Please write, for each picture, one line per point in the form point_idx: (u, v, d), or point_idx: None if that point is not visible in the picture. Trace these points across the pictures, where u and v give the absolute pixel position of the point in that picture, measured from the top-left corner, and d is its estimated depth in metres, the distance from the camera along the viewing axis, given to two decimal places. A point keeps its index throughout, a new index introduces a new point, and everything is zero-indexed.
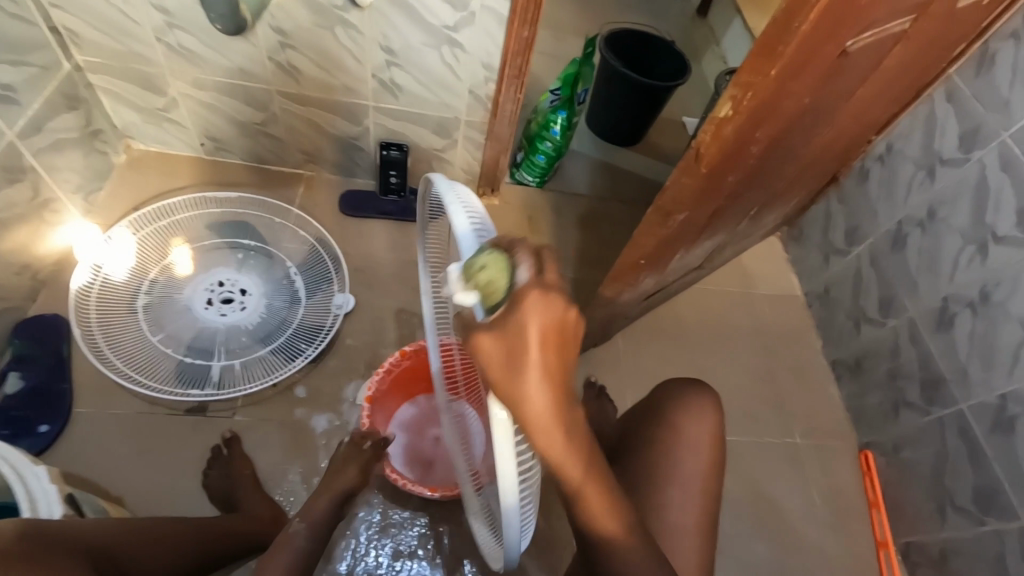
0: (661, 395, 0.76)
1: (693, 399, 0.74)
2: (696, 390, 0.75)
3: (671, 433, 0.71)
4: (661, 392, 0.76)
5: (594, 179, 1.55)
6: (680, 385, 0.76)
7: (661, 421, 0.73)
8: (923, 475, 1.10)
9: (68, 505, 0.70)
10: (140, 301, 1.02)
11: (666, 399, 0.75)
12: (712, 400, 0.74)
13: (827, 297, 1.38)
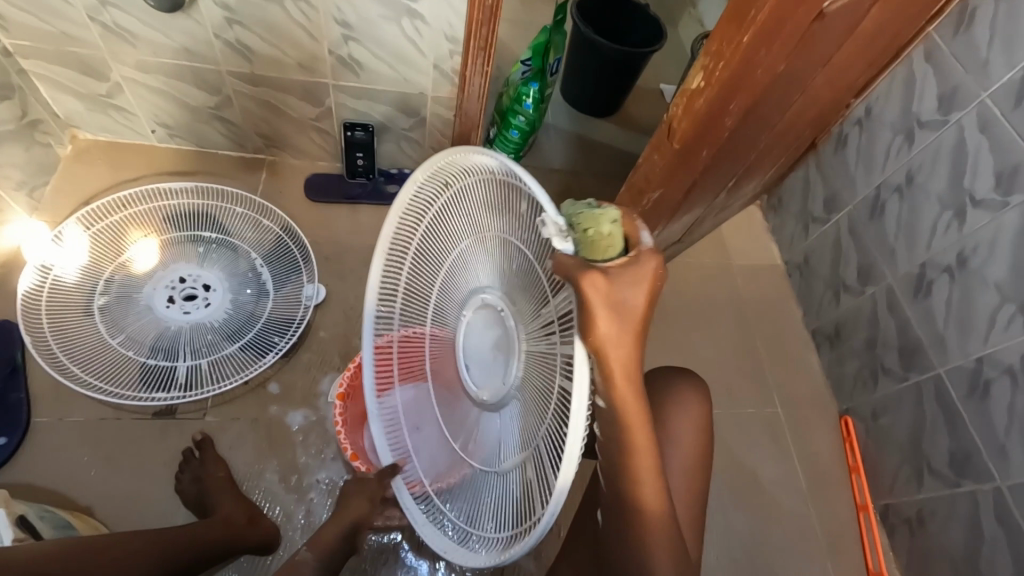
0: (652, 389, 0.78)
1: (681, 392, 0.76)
2: (683, 381, 0.78)
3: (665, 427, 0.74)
4: (649, 384, 0.79)
5: (570, 153, 1.50)
6: (666, 378, 0.78)
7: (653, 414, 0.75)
8: (900, 440, 1.11)
9: (18, 528, 0.67)
10: (96, 303, 0.97)
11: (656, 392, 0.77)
12: (698, 390, 0.77)
13: (806, 266, 1.37)
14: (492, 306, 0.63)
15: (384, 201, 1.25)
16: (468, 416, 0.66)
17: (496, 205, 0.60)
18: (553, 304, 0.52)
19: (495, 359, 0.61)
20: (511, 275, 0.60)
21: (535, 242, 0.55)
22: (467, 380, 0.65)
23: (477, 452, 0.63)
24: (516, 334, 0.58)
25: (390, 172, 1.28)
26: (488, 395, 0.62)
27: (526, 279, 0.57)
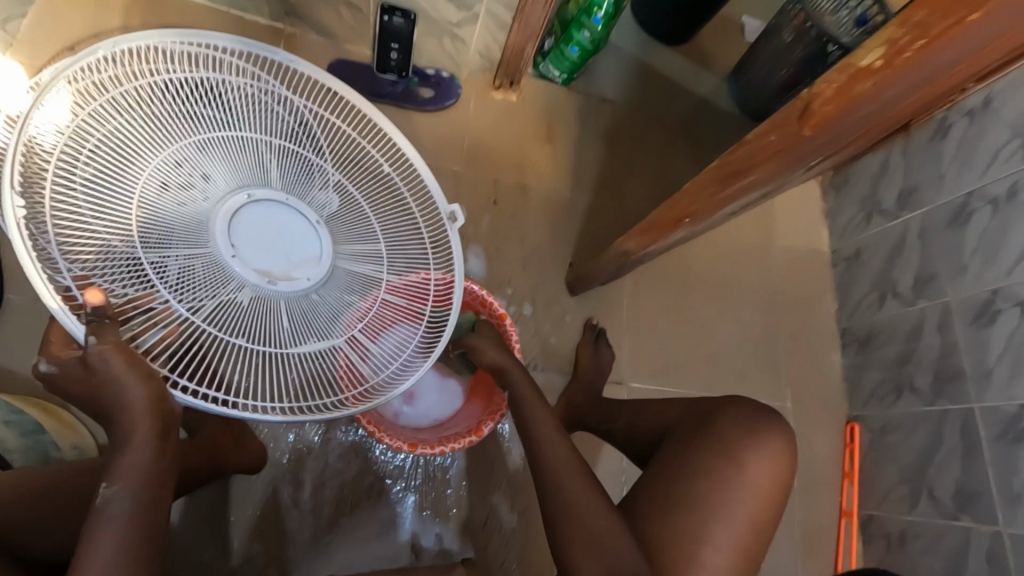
0: (728, 423, 0.74)
1: (760, 439, 0.73)
2: (767, 419, 0.76)
3: (736, 469, 0.70)
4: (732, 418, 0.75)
5: (628, 84, 1.32)
6: (751, 408, 0.77)
7: (724, 451, 0.72)
8: (905, 460, 1.08)
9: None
10: None
11: (733, 429, 0.74)
12: (779, 437, 0.75)
13: (854, 260, 1.26)
14: (295, 220, 0.72)
15: (416, 106, 1.13)
16: (211, 288, 0.66)
17: (348, 154, 0.72)
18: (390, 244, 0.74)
19: (298, 261, 0.71)
20: (339, 207, 0.73)
21: (393, 203, 0.73)
22: (241, 259, 0.68)
23: (236, 325, 0.66)
24: (311, 236, 0.72)
25: (425, 72, 1.14)
26: (285, 281, 0.70)
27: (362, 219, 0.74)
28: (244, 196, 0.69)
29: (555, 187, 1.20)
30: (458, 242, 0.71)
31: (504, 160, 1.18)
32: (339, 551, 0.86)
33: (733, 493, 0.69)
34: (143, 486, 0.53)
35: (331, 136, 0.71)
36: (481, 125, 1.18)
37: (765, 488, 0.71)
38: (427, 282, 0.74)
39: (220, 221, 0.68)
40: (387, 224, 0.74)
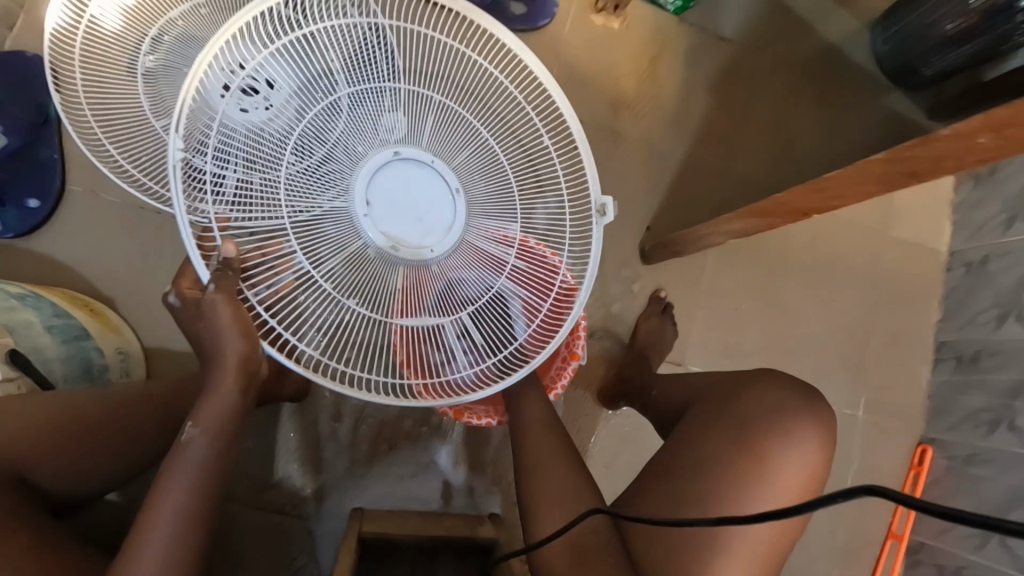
0: (746, 399, 0.65)
1: (787, 420, 0.63)
2: (810, 403, 0.65)
3: (754, 454, 0.61)
4: (752, 397, 0.65)
5: (753, 20, 1.11)
6: (783, 384, 0.66)
7: (740, 437, 0.63)
8: (984, 499, 0.98)
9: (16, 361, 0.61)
10: (143, 67, 0.76)
11: (753, 407, 0.64)
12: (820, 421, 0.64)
13: (979, 267, 1.09)
14: (432, 186, 0.67)
15: (504, 25, 0.99)
16: (340, 243, 0.63)
17: (503, 119, 0.66)
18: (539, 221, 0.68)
19: (429, 232, 0.67)
20: (479, 175, 0.67)
21: (536, 176, 0.68)
22: (372, 218, 0.65)
23: (353, 286, 0.64)
24: (445, 206, 0.67)
25: None
26: (412, 248, 0.66)
27: (503, 184, 0.68)
28: (390, 152, 0.65)
29: (647, 136, 1.05)
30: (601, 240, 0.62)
31: (594, 98, 1.04)
32: (372, 487, 0.87)
33: (752, 485, 0.61)
34: (223, 436, 0.51)
35: (486, 91, 0.65)
36: (573, 53, 1.03)
37: (796, 480, 0.61)
38: (555, 274, 0.67)
39: (361, 177, 0.65)
40: (532, 200, 0.68)
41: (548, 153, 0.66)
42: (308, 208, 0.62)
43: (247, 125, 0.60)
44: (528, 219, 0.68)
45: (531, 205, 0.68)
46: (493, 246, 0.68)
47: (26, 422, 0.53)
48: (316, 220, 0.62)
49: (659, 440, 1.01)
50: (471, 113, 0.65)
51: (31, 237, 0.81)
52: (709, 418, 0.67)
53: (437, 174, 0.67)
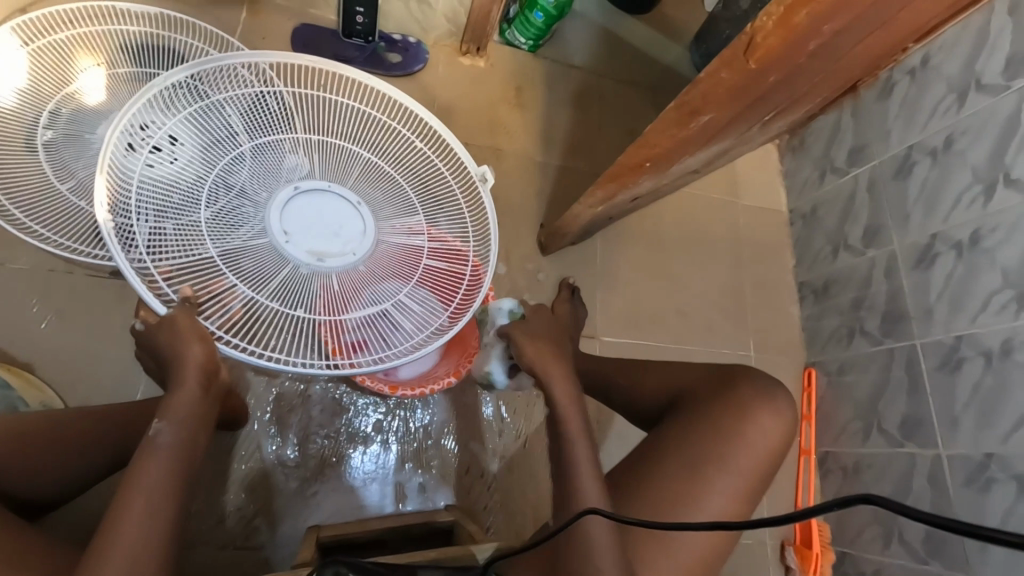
0: (749, 386, 0.75)
1: (776, 403, 0.75)
2: (780, 386, 0.77)
3: (750, 433, 0.72)
4: (749, 381, 0.76)
5: (594, 50, 1.35)
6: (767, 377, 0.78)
7: (742, 417, 0.72)
8: (859, 398, 1.15)
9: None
10: (40, 138, 0.83)
11: (753, 391, 0.75)
12: (792, 404, 0.76)
13: (811, 217, 1.33)
14: (339, 203, 0.74)
15: (384, 72, 1.14)
16: (269, 266, 0.68)
17: (381, 138, 0.75)
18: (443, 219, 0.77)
19: (349, 238, 0.73)
20: (380, 191, 0.76)
21: (427, 179, 0.77)
22: (295, 241, 0.70)
23: (293, 297, 0.68)
24: (358, 215, 0.74)
25: (392, 37, 1.15)
26: (339, 256, 0.72)
27: (402, 197, 0.76)
28: (290, 186, 0.71)
29: (526, 151, 1.22)
30: (492, 200, 0.75)
31: (474, 124, 1.20)
32: (324, 502, 0.89)
33: (742, 455, 0.71)
34: (189, 427, 0.62)
35: (359, 121, 0.74)
36: (449, 90, 1.19)
37: (771, 454, 0.73)
38: (465, 251, 0.77)
39: (274, 213, 0.70)
40: (427, 199, 0.77)
41: (425, 154, 0.77)
42: (231, 240, 0.67)
43: (155, 182, 0.65)
44: (431, 212, 0.77)
45: (427, 203, 0.77)
46: (406, 243, 0.76)
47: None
48: (241, 244, 0.67)
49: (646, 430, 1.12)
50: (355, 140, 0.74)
51: None
52: (706, 406, 0.74)
53: (343, 193, 0.74)
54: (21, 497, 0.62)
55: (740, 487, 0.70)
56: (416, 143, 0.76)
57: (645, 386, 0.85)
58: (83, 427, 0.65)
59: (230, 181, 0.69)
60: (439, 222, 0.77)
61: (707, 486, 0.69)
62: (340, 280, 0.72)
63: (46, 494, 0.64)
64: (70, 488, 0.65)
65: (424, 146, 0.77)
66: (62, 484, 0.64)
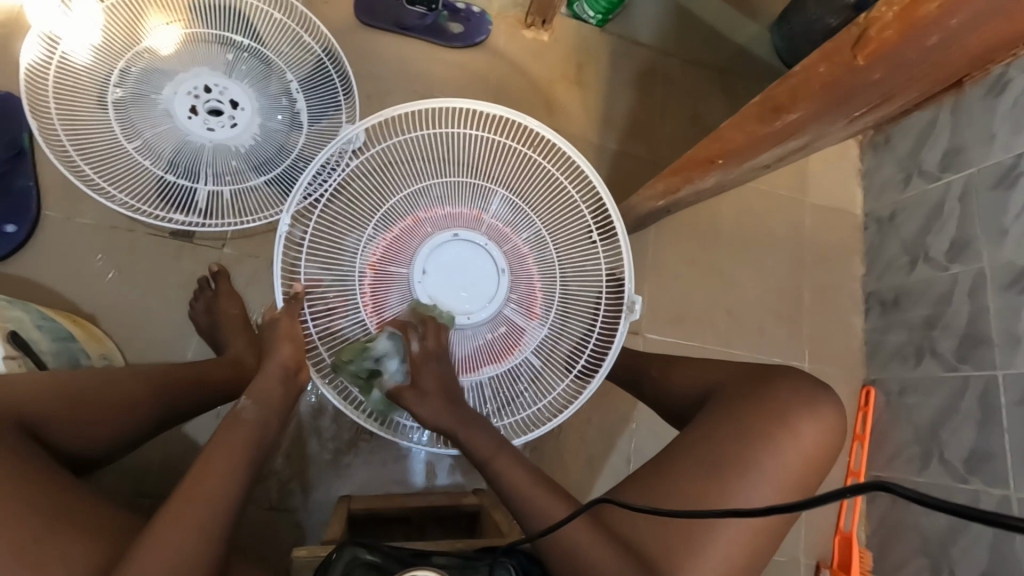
0: (784, 384, 0.72)
1: (814, 402, 0.71)
2: (822, 391, 0.73)
3: (784, 429, 0.69)
4: (787, 380, 0.73)
5: (665, 26, 1.26)
6: (808, 379, 0.74)
7: (774, 412, 0.69)
8: (920, 423, 1.07)
9: (10, 344, 0.66)
10: (110, 96, 0.85)
11: (788, 390, 0.72)
12: (834, 406, 0.73)
13: (888, 222, 1.22)
14: (481, 262, 0.79)
15: (444, 43, 1.11)
16: (401, 301, 0.77)
17: (549, 203, 0.78)
18: (580, 301, 0.78)
19: (475, 301, 0.78)
20: (528, 260, 0.79)
21: (579, 255, 0.78)
22: (426, 285, 0.78)
23: None
24: (492, 278, 0.79)
25: (455, 6, 1.10)
26: (460, 314, 0.78)
27: (545, 260, 0.79)
28: (452, 233, 0.78)
29: (583, 133, 1.17)
30: (626, 332, 0.74)
31: (532, 102, 1.15)
32: (357, 473, 0.91)
33: (778, 451, 0.67)
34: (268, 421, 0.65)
35: (552, 192, 0.78)
36: (508, 64, 1.14)
37: (811, 456, 0.69)
38: (588, 336, 0.78)
39: (425, 250, 0.78)
40: (569, 278, 0.78)
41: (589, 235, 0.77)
42: (377, 271, 0.77)
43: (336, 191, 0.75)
44: (566, 286, 0.78)
45: (570, 280, 0.78)
46: (523, 317, 0.79)
47: (45, 395, 0.60)
48: (380, 280, 0.77)
49: (673, 429, 1.08)
50: (527, 201, 0.78)
51: (9, 259, 0.85)
52: (737, 398, 0.72)
53: (485, 253, 0.79)
54: (78, 454, 0.63)
55: (776, 487, 0.66)
56: (593, 238, 0.77)
57: (673, 379, 0.83)
58: (133, 388, 0.66)
59: (401, 215, 0.77)
60: (572, 309, 0.78)
61: (733, 479, 0.65)
62: (457, 334, 0.78)
63: (99, 453, 0.64)
64: (124, 445, 0.66)
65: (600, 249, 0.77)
66: (115, 444, 0.65)
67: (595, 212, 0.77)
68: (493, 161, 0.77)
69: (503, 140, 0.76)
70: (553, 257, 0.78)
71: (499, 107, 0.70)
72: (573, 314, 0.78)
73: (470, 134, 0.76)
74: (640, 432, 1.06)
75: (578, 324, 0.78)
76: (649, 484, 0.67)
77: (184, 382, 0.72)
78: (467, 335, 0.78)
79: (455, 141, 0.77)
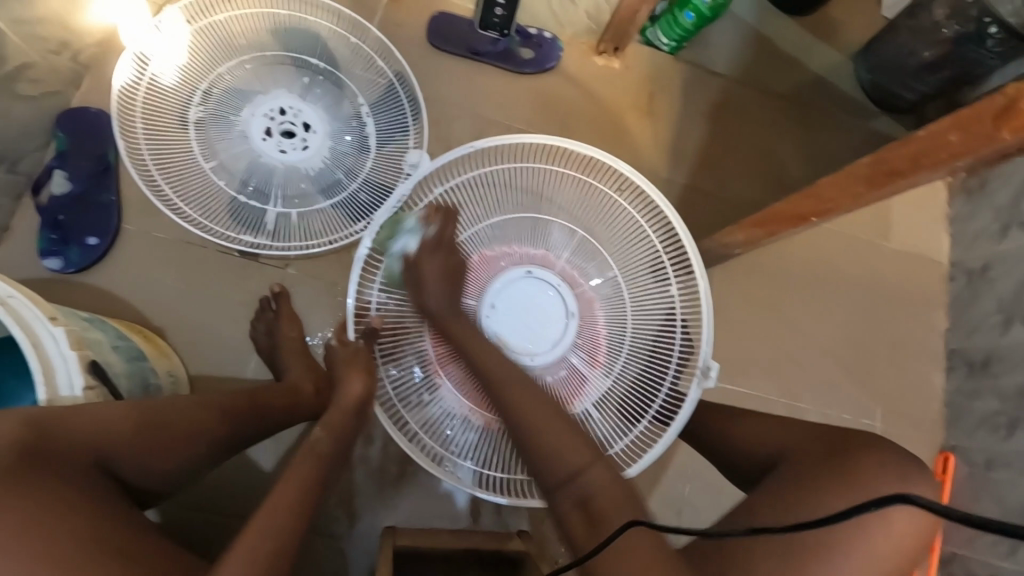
0: (872, 457, 0.65)
1: (907, 479, 0.64)
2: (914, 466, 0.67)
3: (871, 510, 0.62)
4: (875, 452, 0.66)
5: (743, 55, 1.20)
6: (898, 450, 0.67)
7: (860, 489, 0.63)
8: (1009, 503, 0.97)
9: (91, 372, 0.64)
10: (192, 116, 0.87)
11: (876, 464, 0.64)
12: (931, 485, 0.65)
13: (980, 275, 1.13)
14: (550, 302, 0.79)
15: (514, 68, 1.09)
16: None
17: (626, 247, 0.77)
18: (653, 352, 0.75)
19: (540, 341, 0.78)
20: (598, 304, 0.79)
21: (653, 301, 0.76)
22: (494, 321, 0.78)
23: (471, 373, 0.77)
24: (558, 319, 0.79)
25: (527, 32, 1.08)
26: (524, 354, 0.77)
27: (615, 306, 0.78)
28: (524, 271, 0.79)
29: (650, 164, 1.13)
30: (699, 397, 0.69)
31: (600, 131, 1.12)
32: (403, 504, 0.90)
33: (862, 535, 0.61)
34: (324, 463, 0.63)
35: (630, 234, 0.77)
36: (578, 91, 1.12)
37: (902, 543, 0.61)
38: (658, 389, 0.74)
39: (496, 285, 0.79)
40: (639, 327, 0.77)
41: (668, 283, 0.74)
42: None
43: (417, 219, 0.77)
44: (634, 334, 0.77)
45: (640, 329, 0.76)
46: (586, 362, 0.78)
47: (120, 424, 0.61)
48: None
49: (740, 491, 1.01)
50: (602, 244, 0.78)
51: (92, 269, 0.89)
52: (816, 469, 0.65)
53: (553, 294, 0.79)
54: (143, 486, 0.62)
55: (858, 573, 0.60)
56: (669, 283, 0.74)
57: (740, 438, 0.77)
58: (198, 416, 0.67)
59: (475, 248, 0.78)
60: (639, 359, 0.76)
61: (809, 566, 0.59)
62: (521, 374, 0.77)
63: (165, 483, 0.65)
64: (187, 476, 0.66)
65: (676, 294, 0.74)
66: (183, 474, 0.65)
67: (674, 259, 0.75)
68: (573, 201, 0.78)
69: (586, 180, 0.76)
70: (623, 304, 0.78)
71: (583, 145, 0.70)
72: (641, 365, 0.76)
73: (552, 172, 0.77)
74: (694, 481, 1.01)
75: (645, 375, 0.76)
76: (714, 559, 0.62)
77: (246, 409, 0.72)
78: (530, 375, 0.77)
79: (538, 177, 0.77)
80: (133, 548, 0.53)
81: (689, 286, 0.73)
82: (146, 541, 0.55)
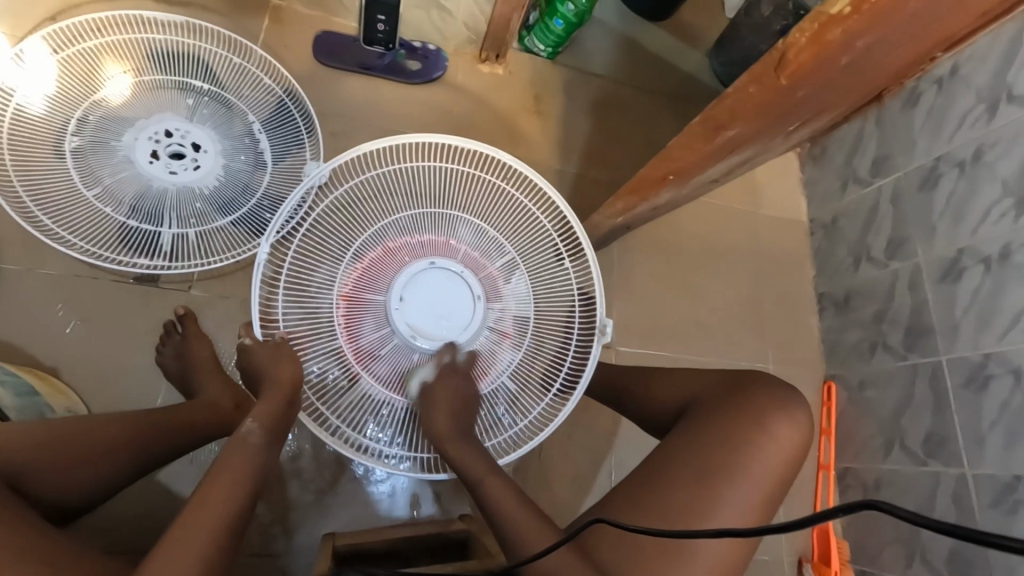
0: (758, 389, 0.76)
1: (786, 403, 0.75)
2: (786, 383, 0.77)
3: (760, 432, 0.72)
4: (760, 386, 0.77)
5: (612, 56, 1.33)
6: (779, 383, 0.78)
7: (750, 416, 0.73)
8: (880, 414, 1.14)
9: None
10: (69, 145, 0.84)
11: (761, 394, 0.75)
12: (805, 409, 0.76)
13: (832, 227, 1.31)
14: (458, 288, 0.82)
15: (403, 79, 1.15)
16: (380, 329, 0.80)
17: (521, 230, 0.83)
18: (557, 323, 0.82)
19: (451, 327, 0.81)
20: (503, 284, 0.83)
21: (551, 277, 0.82)
22: (404, 312, 0.80)
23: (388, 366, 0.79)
24: (466, 304, 0.82)
25: (412, 45, 1.15)
26: (437, 340, 0.80)
27: (519, 285, 0.83)
28: (429, 261, 0.81)
29: (542, 159, 1.22)
30: (600, 352, 0.78)
31: (493, 132, 1.20)
32: (340, 510, 0.89)
33: (754, 456, 0.70)
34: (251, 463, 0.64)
35: (522, 219, 0.83)
36: (467, 98, 1.19)
37: (785, 459, 0.72)
38: (564, 355, 0.81)
39: (402, 278, 0.80)
40: (542, 302, 0.82)
41: (562, 259, 0.82)
42: (355, 301, 0.79)
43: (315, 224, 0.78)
44: (538, 308, 0.82)
45: (543, 304, 0.82)
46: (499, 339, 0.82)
47: (32, 438, 0.60)
48: (358, 309, 0.79)
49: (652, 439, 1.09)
50: (499, 229, 0.83)
51: None
52: (716, 405, 0.75)
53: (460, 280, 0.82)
54: (53, 502, 0.61)
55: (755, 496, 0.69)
56: (563, 259, 0.82)
57: (651, 393, 0.85)
58: (112, 432, 0.66)
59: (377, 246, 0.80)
60: (546, 331, 0.82)
61: (714, 486, 0.68)
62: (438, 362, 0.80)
63: (78, 498, 0.63)
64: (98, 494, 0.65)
65: (571, 272, 0.81)
66: (93, 489, 0.64)
67: (564, 237, 0.82)
68: (466, 193, 0.82)
69: (475, 172, 0.81)
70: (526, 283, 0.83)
71: (471, 142, 0.75)
72: (548, 336, 0.82)
73: (443, 168, 0.81)
74: (619, 443, 1.08)
75: (553, 344, 0.82)
76: (635, 495, 0.69)
77: (166, 426, 0.71)
78: None
79: (430, 175, 0.81)
80: (52, 555, 0.51)
81: (582, 266, 0.82)
82: (63, 549, 0.53)
